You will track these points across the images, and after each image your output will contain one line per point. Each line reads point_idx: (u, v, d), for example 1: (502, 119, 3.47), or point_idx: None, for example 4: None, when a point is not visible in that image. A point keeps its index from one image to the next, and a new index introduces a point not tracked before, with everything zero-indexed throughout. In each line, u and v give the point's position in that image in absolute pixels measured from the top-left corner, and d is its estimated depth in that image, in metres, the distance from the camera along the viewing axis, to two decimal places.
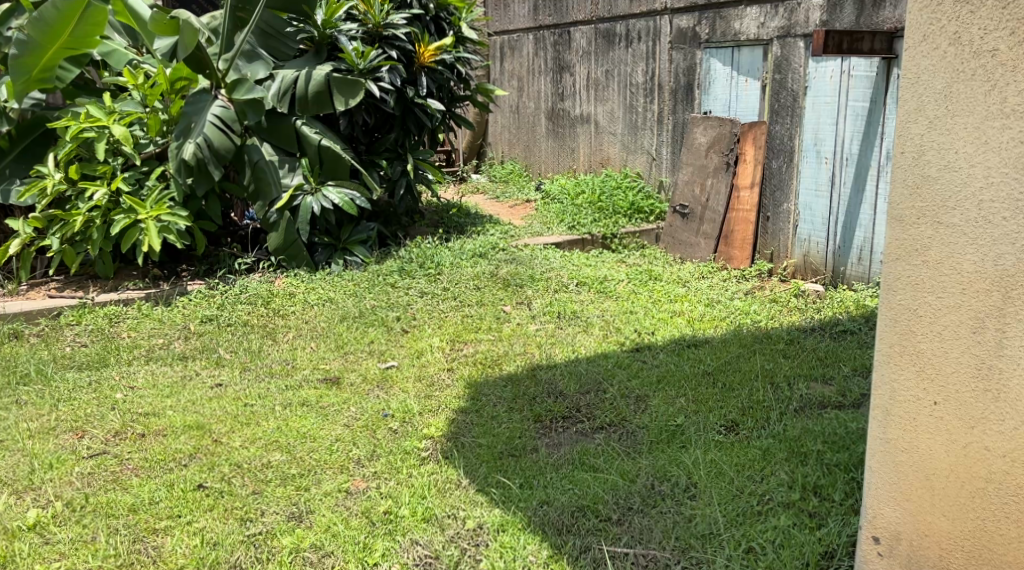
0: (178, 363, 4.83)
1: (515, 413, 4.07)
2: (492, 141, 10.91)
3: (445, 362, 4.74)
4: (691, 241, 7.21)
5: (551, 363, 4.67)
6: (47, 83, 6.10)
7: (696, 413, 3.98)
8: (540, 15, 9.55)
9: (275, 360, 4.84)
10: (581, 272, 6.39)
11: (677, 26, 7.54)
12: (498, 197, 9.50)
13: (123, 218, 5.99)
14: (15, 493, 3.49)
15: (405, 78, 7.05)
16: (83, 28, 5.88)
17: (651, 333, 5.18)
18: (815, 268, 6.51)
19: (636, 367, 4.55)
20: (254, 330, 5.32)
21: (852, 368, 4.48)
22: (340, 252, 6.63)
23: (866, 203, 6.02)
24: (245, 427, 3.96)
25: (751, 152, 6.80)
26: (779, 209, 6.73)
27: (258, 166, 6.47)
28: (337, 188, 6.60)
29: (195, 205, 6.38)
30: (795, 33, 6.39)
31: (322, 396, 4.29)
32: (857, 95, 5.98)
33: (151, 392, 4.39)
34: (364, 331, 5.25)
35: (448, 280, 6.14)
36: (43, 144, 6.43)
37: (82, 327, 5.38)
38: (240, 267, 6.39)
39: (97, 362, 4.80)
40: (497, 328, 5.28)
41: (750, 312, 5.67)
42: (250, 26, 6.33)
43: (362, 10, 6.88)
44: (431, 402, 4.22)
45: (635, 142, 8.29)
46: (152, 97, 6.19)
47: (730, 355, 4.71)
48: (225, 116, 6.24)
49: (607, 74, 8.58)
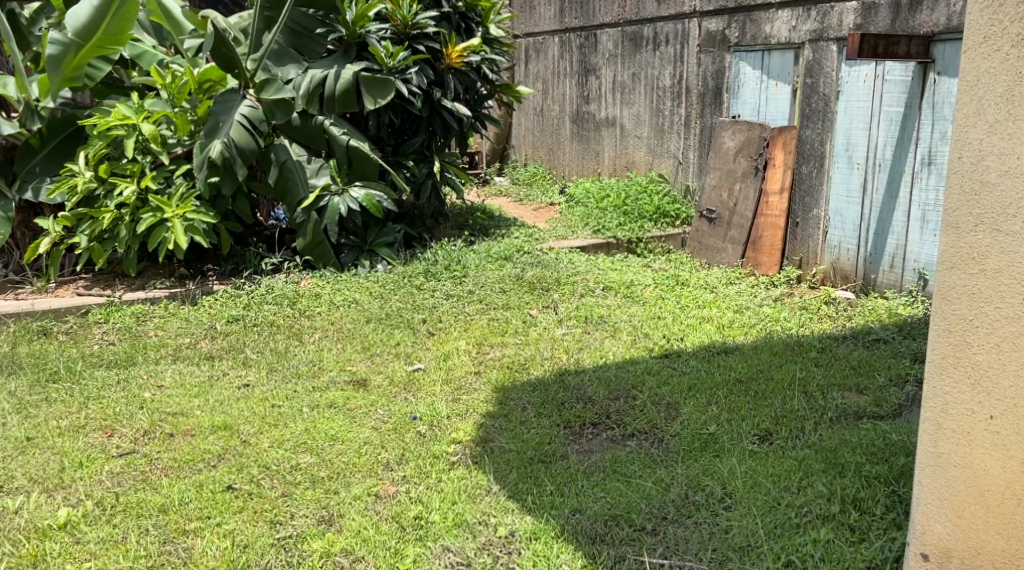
0: (205, 363, 4.82)
1: (545, 418, 4.02)
2: (515, 144, 10.88)
3: (473, 365, 4.70)
4: (717, 246, 7.12)
5: (580, 368, 4.62)
6: (78, 82, 6.08)
7: (728, 421, 3.92)
8: (566, 18, 9.50)
9: (302, 361, 4.82)
10: (608, 276, 6.34)
11: (706, 29, 7.48)
12: (522, 200, 9.46)
13: (150, 217, 5.97)
14: (46, 491, 3.47)
15: (432, 79, 7.03)
16: (116, 25, 5.88)
17: (680, 339, 5.11)
18: (845, 275, 6.42)
19: (665, 373, 4.49)
20: (280, 330, 5.30)
21: (888, 378, 4.40)
22: (366, 254, 6.62)
23: (899, 208, 5.94)
24: (274, 428, 3.93)
25: (781, 156, 6.72)
26: (808, 215, 6.66)
27: (285, 165, 6.44)
28: (366, 190, 6.58)
29: (222, 205, 6.38)
30: (828, 36, 6.31)
31: (349, 398, 4.26)
32: (892, 100, 5.89)
33: (179, 392, 4.38)
34: (390, 333, 5.22)
35: (474, 282, 6.10)
36: (72, 142, 6.44)
37: (111, 325, 5.37)
38: (266, 267, 6.37)
39: (125, 361, 4.80)
40: (524, 331, 5.23)
41: (780, 319, 5.60)
42: (278, 25, 6.38)
43: (390, 9, 6.82)
44: (459, 406, 4.18)
45: (661, 146, 8.23)
46: (179, 96, 6.20)
47: (761, 362, 4.64)
48: (252, 116, 6.25)
49: (633, 78, 8.53)
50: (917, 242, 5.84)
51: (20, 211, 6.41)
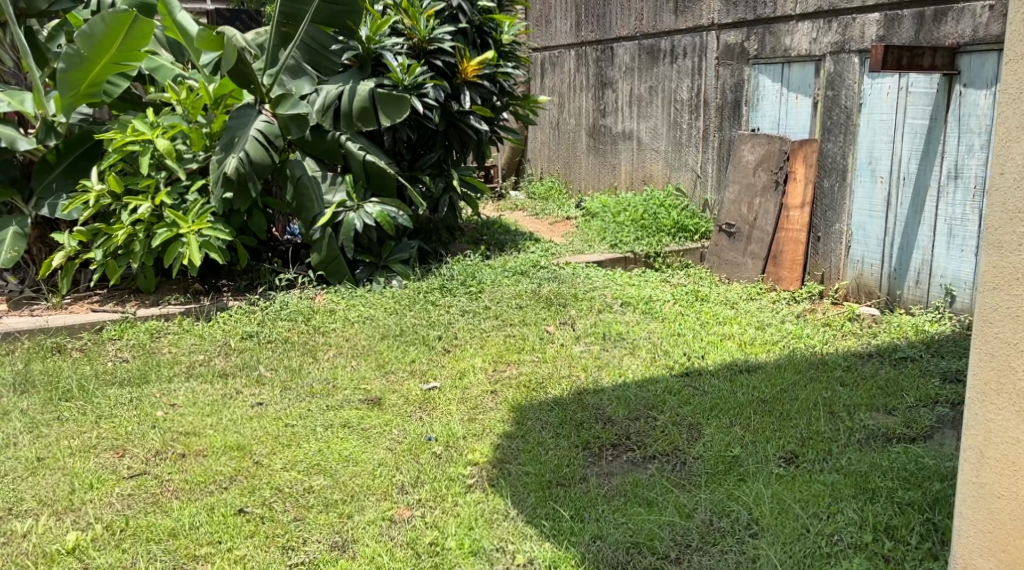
0: (219, 381, 4.75)
1: (563, 440, 3.92)
2: (531, 158, 10.82)
3: (489, 384, 4.61)
4: (737, 260, 7.00)
5: (599, 387, 4.52)
6: (94, 99, 6.09)
7: (752, 443, 3.81)
8: (582, 32, 9.43)
9: (316, 379, 4.75)
10: (626, 291, 6.24)
11: (725, 41, 7.39)
12: (538, 214, 9.39)
13: (165, 232, 5.94)
14: (54, 515, 3.40)
15: (449, 93, 7.00)
16: (129, 42, 5.84)
17: (701, 357, 5.01)
18: (869, 290, 6.30)
19: (687, 393, 4.38)
20: (294, 347, 5.23)
21: (916, 399, 4.27)
22: (381, 270, 6.54)
23: (924, 223, 5.84)
24: (287, 449, 3.85)
25: (801, 170, 6.60)
26: (830, 230, 6.54)
27: (300, 182, 6.39)
28: (381, 206, 6.50)
29: (238, 220, 6.32)
30: (850, 48, 6.21)
31: (364, 417, 4.18)
32: (916, 113, 5.81)
33: (193, 411, 4.31)
34: (406, 350, 5.14)
35: (490, 298, 6.01)
36: (89, 158, 6.38)
37: (125, 342, 5.32)
38: (280, 283, 6.30)
39: (138, 379, 4.73)
40: (541, 348, 5.13)
41: (803, 336, 5.49)
42: (295, 40, 6.30)
43: (408, 25, 6.81)
44: (475, 426, 4.08)
45: (679, 160, 8.13)
46: (194, 111, 6.19)
47: (784, 382, 4.54)
48: (268, 131, 6.21)
49: (651, 91, 8.44)
50: (944, 257, 5.74)
51: (37, 227, 6.38)
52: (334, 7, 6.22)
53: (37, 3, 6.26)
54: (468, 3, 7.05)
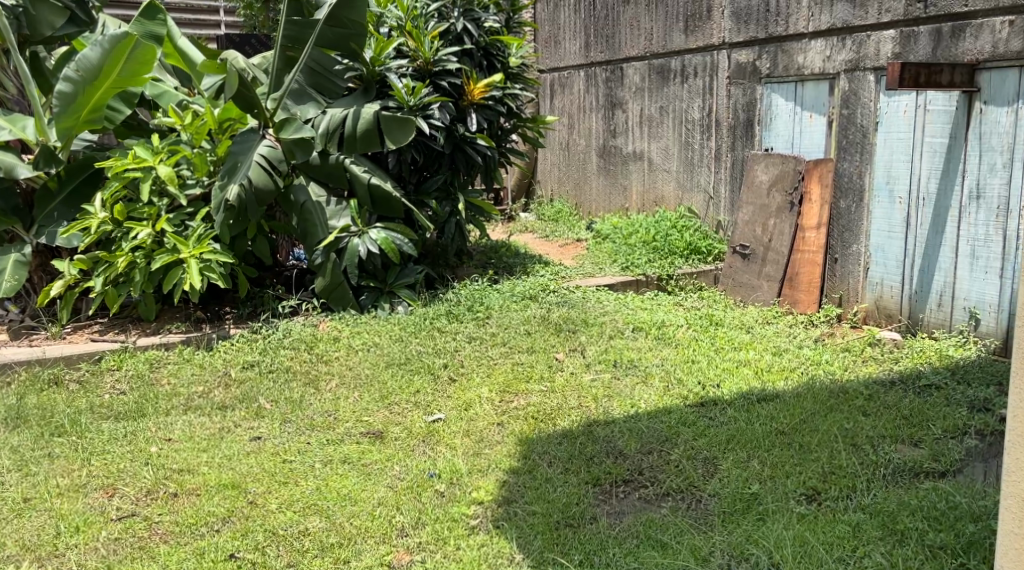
0: (217, 414, 4.59)
1: (572, 475, 3.75)
2: (541, 179, 10.68)
3: (496, 416, 4.43)
4: (753, 283, 6.82)
5: (610, 418, 4.33)
6: (96, 125, 5.96)
7: (771, 479, 3.66)
8: (592, 52, 9.31)
9: (317, 411, 4.59)
10: (637, 316, 6.05)
11: (736, 60, 7.25)
12: (547, 236, 9.23)
13: (165, 257, 5.81)
14: (37, 561, 3.27)
15: (455, 115, 6.86)
16: (130, 68, 5.75)
17: (717, 386, 4.82)
18: (889, 314, 6.11)
19: (702, 425, 4.22)
20: (296, 377, 5.07)
21: (943, 430, 4.20)
22: (386, 296, 6.39)
23: (946, 244, 5.69)
24: (283, 487, 3.70)
25: (817, 191, 6.42)
26: (847, 251, 6.37)
27: (304, 207, 6.28)
28: (385, 232, 6.35)
29: (242, 246, 6.21)
30: (865, 66, 6.06)
31: (365, 452, 4.02)
32: (935, 131, 5.66)
33: (187, 446, 4.15)
34: (410, 380, 4.98)
35: (497, 324, 5.83)
36: (92, 185, 6.26)
37: (123, 373, 5.16)
38: (283, 310, 6.16)
39: (134, 413, 4.58)
40: (550, 378, 4.95)
41: (822, 363, 5.33)
42: (298, 64, 6.21)
43: (412, 47, 6.68)
44: (480, 461, 3.91)
45: (691, 180, 7.97)
46: (198, 136, 6.08)
47: (804, 413, 4.40)
48: (271, 156, 6.10)
49: (661, 111, 8.30)
50: (967, 279, 5.59)
51: (38, 255, 6.26)
52: (339, 29, 6.12)
53: (42, 29, 6.16)
54: (474, 24, 6.95)
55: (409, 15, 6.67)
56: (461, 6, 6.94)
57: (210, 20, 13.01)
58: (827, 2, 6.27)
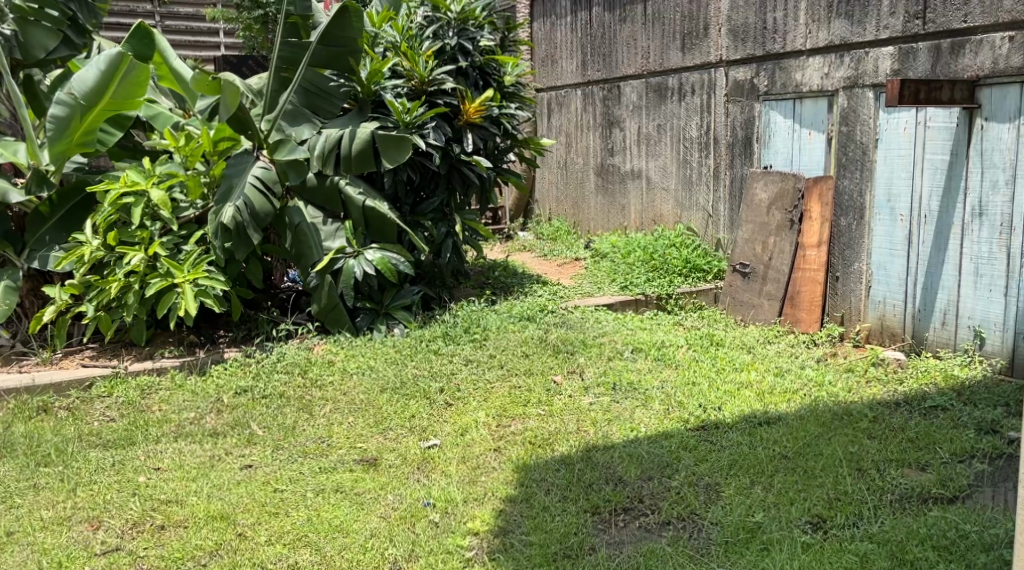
0: (208, 441, 4.50)
1: (571, 503, 3.67)
2: (538, 198, 10.62)
3: (492, 441, 4.34)
4: (753, 302, 6.73)
5: (609, 443, 4.24)
6: (88, 148, 5.89)
7: (774, 507, 3.60)
8: (589, 71, 9.27)
9: (311, 438, 4.50)
10: (637, 337, 5.96)
11: (733, 78, 7.19)
12: (546, 255, 9.16)
13: (159, 282, 5.71)
14: None
15: (450, 135, 6.79)
16: (123, 90, 5.68)
17: (718, 409, 4.73)
18: (892, 332, 6.03)
19: (704, 449, 4.15)
20: (289, 402, 4.97)
21: (951, 453, 4.18)
22: (382, 317, 6.30)
23: (949, 262, 5.62)
24: (272, 519, 3.65)
25: (817, 209, 6.34)
26: (849, 269, 6.29)
27: (299, 229, 6.19)
28: (381, 252, 6.27)
29: (235, 269, 6.11)
30: (864, 83, 6.01)
31: (358, 481, 3.95)
32: (935, 148, 5.61)
33: (176, 476, 4.07)
34: (405, 404, 4.88)
35: (495, 346, 5.72)
36: (84, 209, 6.19)
37: (113, 400, 5.07)
38: (278, 333, 6.08)
39: (123, 441, 4.49)
40: (548, 401, 4.86)
41: (825, 384, 5.24)
42: (292, 85, 6.15)
43: (407, 66, 6.63)
44: (477, 488, 3.82)
45: (690, 199, 7.91)
46: (193, 158, 5.98)
47: (807, 436, 4.33)
48: (266, 177, 6.06)
49: (659, 129, 8.24)
50: (971, 297, 5.53)
51: (29, 279, 6.17)
52: (332, 47, 6.07)
53: (34, 53, 6.08)
54: (469, 43, 6.88)
55: (405, 36, 6.69)
56: (456, 26, 6.89)
57: (208, 43, 13.01)
58: (825, 19, 6.23)
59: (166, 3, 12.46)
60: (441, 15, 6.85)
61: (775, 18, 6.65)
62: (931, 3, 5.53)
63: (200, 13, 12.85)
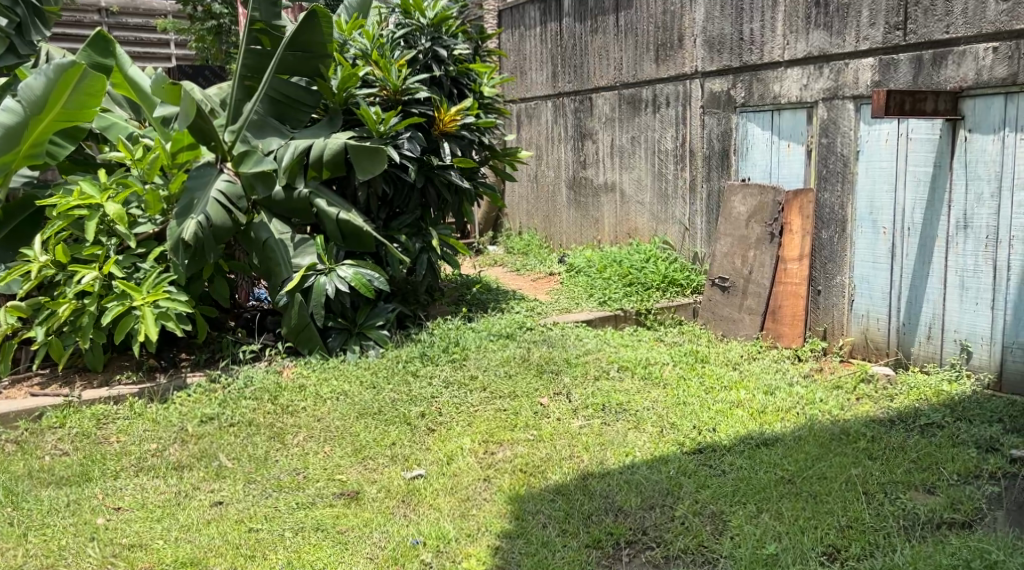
0: (172, 476, 4.23)
1: (570, 538, 3.56)
2: (509, 212, 10.42)
3: (480, 470, 4.13)
4: (733, 316, 6.54)
5: (605, 470, 4.05)
6: (36, 160, 5.57)
7: (786, 536, 3.50)
8: (559, 83, 9.10)
9: (285, 470, 4.24)
10: (621, 354, 5.75)
11: (709, 89, 7.04)
12: (518, 270, 8.94)
13: (116, 306, 5.40)
14: None
15: (425, 146, 6.56)
16: (75, 99, 5.38)
17: (713, 431, 4.54)
18: (877, 347, 5.90)
19: (704, 475, 3.97)
20: (260, 431, 4.67)
21: (957, 474, 4.03)
22: (356, 338, 6.03)
23: (933, 275, 5.51)
24: (250, 563, 3.49)
25: (797, 221, 6.19)
26: (831, 283, 6.15)
27: (267, 245, 5.87)
28: (355, 268, 6.01)
29: (198, 288, 5.82)
30: (844, 95, 5.89)
31: (340, 517, 3.79)
32: (918, 160, 5.50)
33: (138, 517, 3.84)
34: (384, 431, 4.61)
35: (475, 367, 5.47)
36: (33, 225, 5.89)
37: (66, 431, 4.73)
38: (245, 357, 5.79)
39: (79, 477, 4.21)
40: (536, 425, 4.63)
41: (816, 402, 5.07)
42: (258, 93, 5.88)
43: (379, 75, 6.40)
44: (469, 524, 3.69)
45: (665, 212, 7.74)
46: (151, 172, 5.72)
47: (809, 458, 4.15)
48: (230, 192, 5.70)
49: (633, 141, 8.08)
50: (957, 311, 5.42)
51: None
52: (300, 54, 5.82)
53: None
54: (443, 51, 6.68)
55: (376, 44, 6.41)
56: (428, 33, 6.65)
57: (159, 54, 12.66)
58: (803, 30, 6.12)
59: (114, 13, 12.03)
60: (413, 20, 6.63)
61: (752, 29, 6.52)
62: (912, 14, 5.43)
63: (150, 23, 12.44)
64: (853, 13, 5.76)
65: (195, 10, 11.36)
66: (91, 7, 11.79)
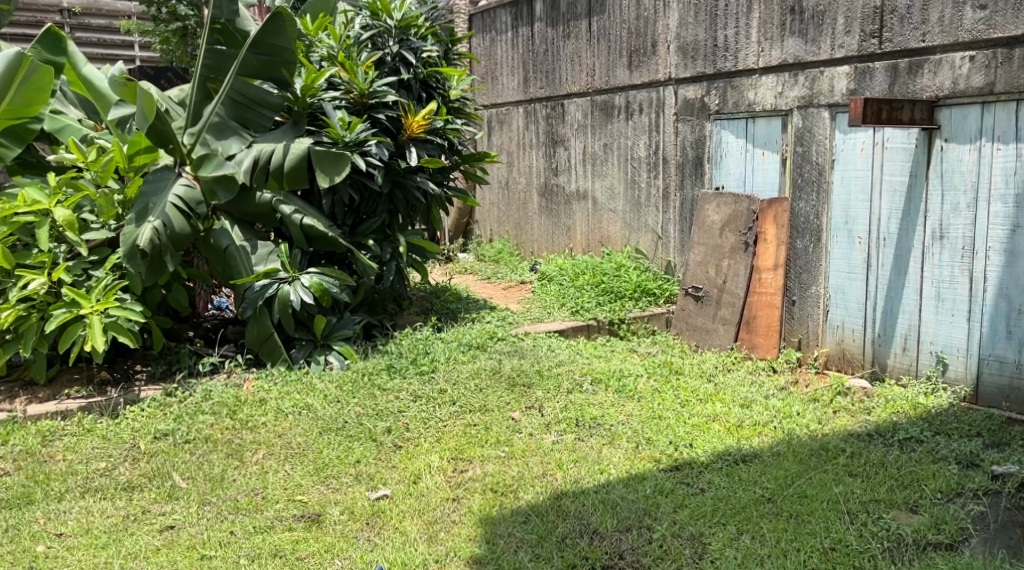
0: (122, 497, 4.02)
1: (543, 563, 3.41)
2: (480, 219, 10.26)
3: (448, 490, 3.96)
4: (707, 327, 6.41)
5: (580, 488, 3.91)
6: None
7: (767, 560, 3.38)
8: (530, 88, 8.95)
9: (242, 491, 4.04)
10: (594, 366, 5.59)
11: (683, 96, 6.93)
12: (489, 278, 8.76)
13: (63, 314, 5.14)
14: None
15: (393, 151, 6.37)
16: (23, 94, 5.16)
17: (690, 446, 4.40)
18: (852, 359, 5.80)
19: (681, 494, 3.84)
20: (216, 448, 4.46)
21: (938, 492, 3.91)
22: (320, 349, 5.79)
23: (909, 286, 5.42)
24: None
25: (772, 231, 6.09)
26: (806, 293, 6.03)
27: (227, 252, 5.66)
28: (319, 275, 5.77)
29: (155, 297, 5.59)
30: (819, 103, 5.80)
31: (298, 543, 3.59)
32: (894, 170, 5.42)
33: (82, 543, 3.62)
34: (349, 448, 4.42)
35: (444, 379, 5.28)
36: None
37: (9, 448, 4.49)
38: (203, 369, 5.54)
39: (20, 500, 3.98)
40: (508, 441, 4.45)
41: (793, 416, 4.95)
42: (219, 95, 5.61)
43: (345, 78, 6.17)
44: (437, 548, 3.53)
45: (638, 220, 7.61)
46: (105, 175, 5.50)
47: (789, 475, 4.02)
48: (189, 196, 5.49)
49: (605, 148, 7.95)
50: (933, 322, 5.33)
51: None
52: (264, 57, 5.60)
53: None
54: (412, 53, 6.49)
55: (342, 45, 6.24)
56: (396, 35, 6.48)
57: (122, 56, 12.40)
58: (777, 37, 6.02)
59: (76, 14, 11.76)
60: (380, 22, 6.45)
61: (726, 36, 6.41)
62: (888, 22, 5.34)
63: (114, 24, 12.18)
64: (829, 20, 5.66)
65: (158, 10, 11.11)
66: (52, 7, 11.60)
